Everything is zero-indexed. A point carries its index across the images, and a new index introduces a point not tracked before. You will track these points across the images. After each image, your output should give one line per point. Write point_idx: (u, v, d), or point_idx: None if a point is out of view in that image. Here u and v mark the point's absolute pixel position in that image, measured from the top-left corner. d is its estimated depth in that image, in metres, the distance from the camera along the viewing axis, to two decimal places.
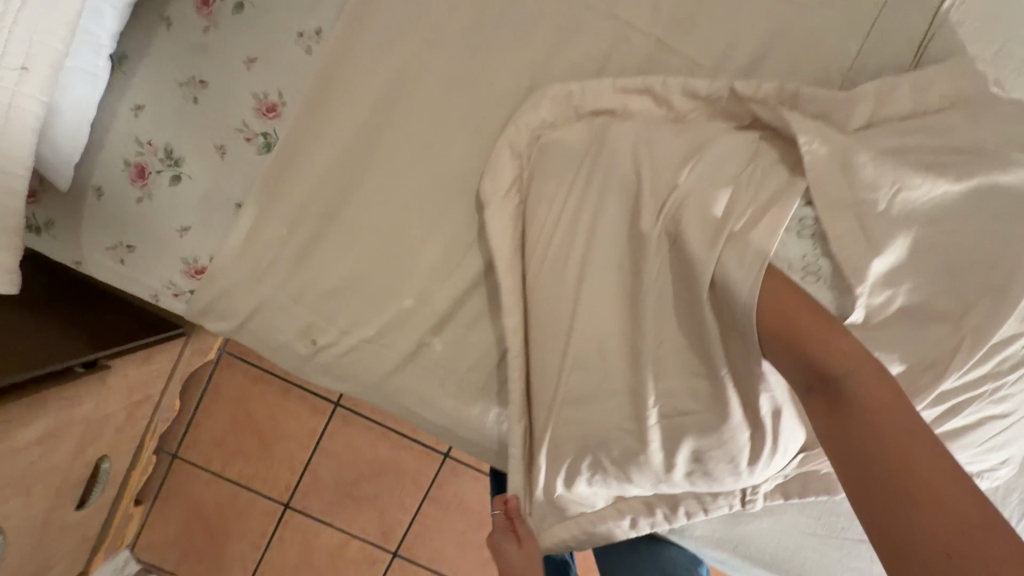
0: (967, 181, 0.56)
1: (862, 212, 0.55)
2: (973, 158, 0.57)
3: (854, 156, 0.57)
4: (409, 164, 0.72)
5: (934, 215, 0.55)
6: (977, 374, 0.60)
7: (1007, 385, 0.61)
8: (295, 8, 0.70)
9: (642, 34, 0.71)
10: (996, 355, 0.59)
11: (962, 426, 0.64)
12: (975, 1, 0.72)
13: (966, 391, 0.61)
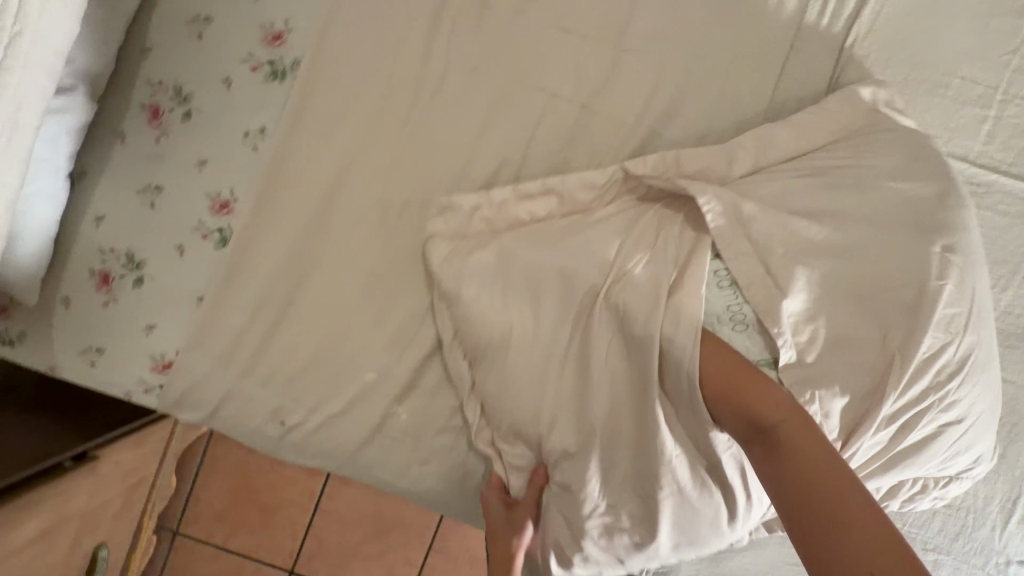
0: (850, 212, 0.60)
1: (759, 255, 0.59)
2: (852, 188, 0.62)
3: (740, 211, 0.61)
4: (360, 242, 0.76)
5: (839, 247, 0.58)
6: (919, 393, 0.59)
7: (950, 394, 0.61)
8: (239, 110, 0.75)
9: (567, 100, 0.75)
10: (927, 371, 0.58)
11: (916, 440, 0.64)
12: (874, 38, 0.76)
13: (908, 410, 0.60)
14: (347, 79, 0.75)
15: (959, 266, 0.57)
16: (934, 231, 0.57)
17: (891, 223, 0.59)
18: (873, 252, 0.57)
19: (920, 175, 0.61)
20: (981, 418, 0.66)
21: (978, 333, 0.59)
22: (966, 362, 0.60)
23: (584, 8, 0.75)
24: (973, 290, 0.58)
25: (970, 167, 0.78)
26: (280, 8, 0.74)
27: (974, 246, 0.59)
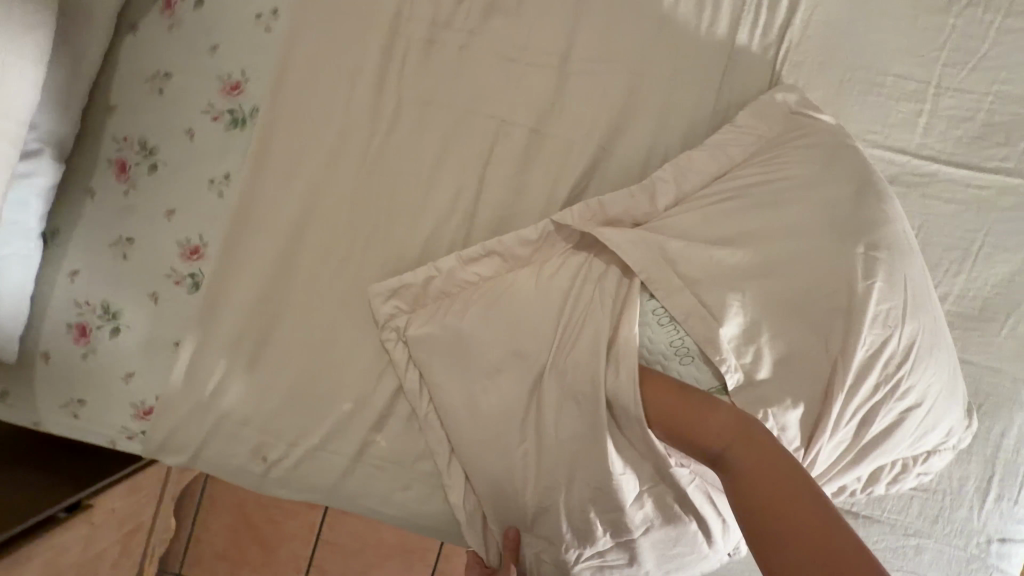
0: (772, 225, 0.65)
1: (698, 281, 0.64)
2: (770, 200, 0.67)
3: (668, 247, 0.65)
4: (329, 277, 0.78)
5: (775, 263, 0.63)
6: (869, 385, 0.62)
7: (902, 380, 0.63)
8: (204, 159, 0.78)
9: (517, 125, 0.78)
10: (875, 363, 0.62)
11: (880, 429, 0.65)
12: (806, 45, 0.80)
13: (864, 402, 0.63)
14: (305, 121, 0.78)
15: (887, 263, 0.63)
16: (860, 234, 0.63)
17: (812, 229, 0.64)
18: (797, 262, 0.63)
19: (841, 180, 0.67)
20: (939, 394, 0.66)
21: (917, 319, 0.63)
22: (913, 348, 0.63)
23: (527, 38, 0.78)
24: (906, 282, 0.64)
25: (911, 160, 0.80)
26: (237, 60, 0.77)
27: (901, 241, 0.65)
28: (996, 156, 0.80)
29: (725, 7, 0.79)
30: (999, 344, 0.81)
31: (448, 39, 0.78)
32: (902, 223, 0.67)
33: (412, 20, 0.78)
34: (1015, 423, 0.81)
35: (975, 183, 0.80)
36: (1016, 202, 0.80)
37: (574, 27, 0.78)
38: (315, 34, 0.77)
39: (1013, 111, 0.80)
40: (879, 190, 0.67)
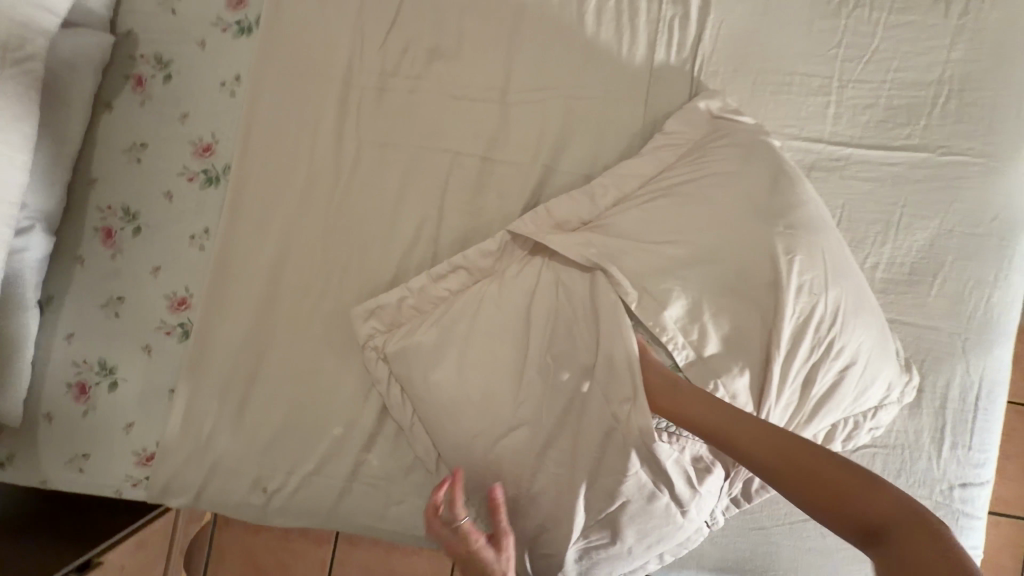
0: (703, 214, 0.72)
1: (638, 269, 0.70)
2: (697, 192, 0.74)
3: (612, 245, 0.72)
4: (309, 312, 0.84)
5: (708, 248, 0.70)
6: (805, 348, 0.70)
7: (834, 341, 0.71)
8: (183, 218, 0.85)
9: (467, 155, 0.86)
10: (806, 329, 0.70)
11: (824, 388, 0.72)
12: (718, 56, 0.89)
13: (803, 364, 0.70)
14: (273, 172, 0.85)
15: (806, 237, 0.71)
16: (778, 215, 0.71)
17: (737, 215, 0.71)
18: (727, 245, 0.70)
19: (757, 168, 0.75)
20: (871, 352, 0.74)
21: (839, 284, 0.71)
22: (838, 310, 0.71)
23: (468, 76, 0.86)
24: (824, 252, 0.72)
25: (826, 148, 0.89)
26: (206, 124, 0.85)
27: (816, 218, 0.73)
28: (903, 135, 0.89)
29: (642, 31, 0.88)
30: (930, 303, 0.88)
31: (396, 85, 0.86)
32: (817, 202, 0.75)
33: (362, 72, 0.86)
34: (956, 374, 0.88)
35: (887, 160, 0.88)
36: (927, 172, 0.88)
37: (509, 62, 0.87)
38: (275, 94, 0.85)
39: (910, 95, 0.89)
40: (793, 174, 0.75)
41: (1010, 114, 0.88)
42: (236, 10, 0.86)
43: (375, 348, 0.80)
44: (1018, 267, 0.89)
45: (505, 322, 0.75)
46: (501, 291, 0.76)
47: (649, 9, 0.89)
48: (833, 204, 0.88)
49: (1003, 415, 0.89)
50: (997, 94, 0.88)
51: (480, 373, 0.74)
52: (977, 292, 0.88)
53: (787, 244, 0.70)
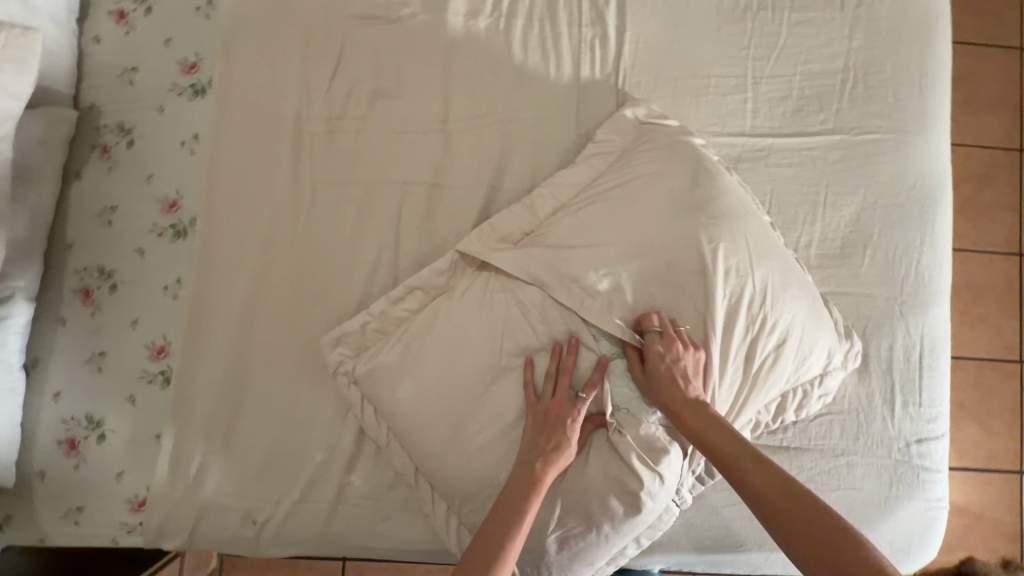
0: (633, 217, 0.80)
1: (577, 274, 0.78)
2: (627, 196, 0.81)
3: (550, 252, 0.80)
4: (282, 346, 0.89)
5: (643, 245, 0.78)
6: (740, 327, 0.78)
7: (766, 318, 0.79)
8: (156, 271, 0.90)
9: (417, 184, 0.92)
10: (738, 310, 0.78)
11: (764, 362, 0.80)
12: (639, 68, 0.96)
13: (739, 341, 0.78)
14: (236, 218, 0.90)
15: (729, 224, 0.80)
16: (702, 206, 0.80)
17: (664, 214, 0.79)
18: (658, 243, 0.78)
19: (678, 167, 0.83)
20: (804, 323, 0.81)
21: (764, 264, 0.80)
22: (765, 288, 0.79)
23: (411, 111, 0.93)
24: (747, 235, 0.80)
25: (750, 140, 0.95)
26: (171, 182, 0.91)
27: (738, 203, 0.82)
28: (817, 121, 0.96)
29: (566, 53, 0.95)
30: (865, 273, 0.94)
31: (345, 127, 0.93)
32: (738, 191, 0.84)
33: (312, 118, 0.93)
34: (898, 336, 0.93)
35: (807, 146, 0.95)
36: (845, 153, 0.95)
37: (447, 95, 0.94)
38: (233, 147, 0.91)
39: (819, 84, 0.96)
40: (712, 168, 0.84)
41: (911, 92, 0.97)
42: (189, 74, 0.93)
43: (346, 373, 0.85)
44: (939, 230, 0.96)
45: (463, 333, 0.80)
46: (456, 305, 0.82)
47: (570, 32, 0.96)
48: (761, 191, 0.94)
49: (948, 370, 0.95)
50: (895, 78, 0.97)
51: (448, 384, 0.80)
52: (906, 258, 0.94)
53: (710, 236, 0.78)
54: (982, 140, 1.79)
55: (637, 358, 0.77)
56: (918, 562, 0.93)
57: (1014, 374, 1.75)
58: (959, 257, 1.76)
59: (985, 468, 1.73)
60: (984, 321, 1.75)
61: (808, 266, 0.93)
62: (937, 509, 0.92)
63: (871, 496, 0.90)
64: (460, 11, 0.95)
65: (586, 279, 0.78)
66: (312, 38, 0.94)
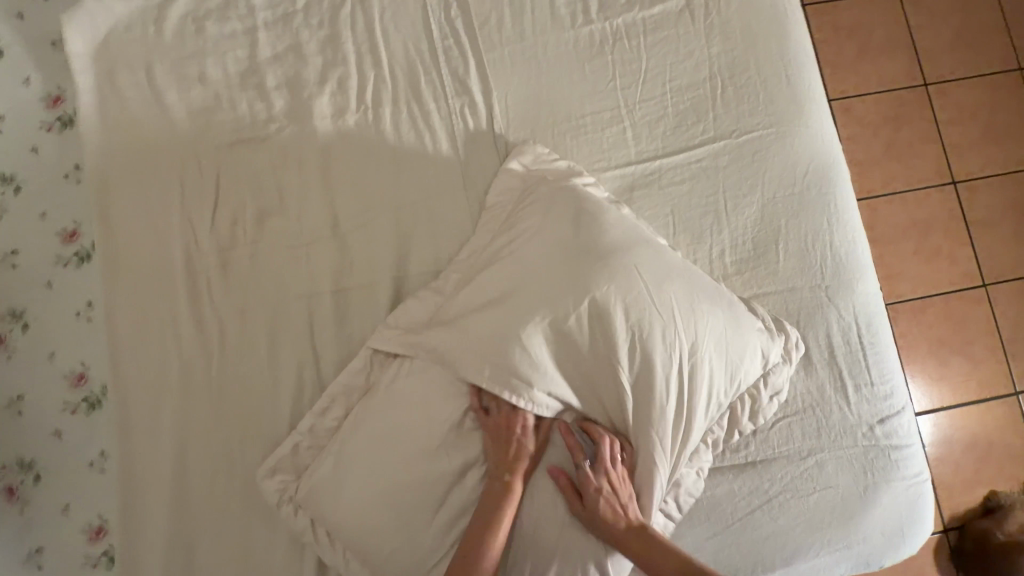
0: (526, 276, 0.80)
1: (482, 345, 0.78)
2: (514, 254, 0.83)
3: (450, 326, 0.80)
4: (222, 494, 0.85)
5: (545, 303, 0.78)
6: (652, 364, 0.79)
7: (683, 343, 0.80)
8: (78, 449, 0.87)
9: (321, 293, 0.90)
10: (651, 342, 0.79)
11: (691, 383, 0.81)
12: (514, 126, 0.97)
13: (663, 370, 0.79)
14: (147, 375, 0.87)
15: (623, 265, 0.81)
16: (594, 252, 0.81)
17: (559, 265, 0.80)
18: (557, 296, 0.78)
19: (561, 215, 0.84)
20: (725, 341, 0.83)
21: (670, 295, 0.81)
22: (674, 318, 0.80)
23: (300, 223, 0.92)
24: (643, 270, 0.81)
25: (638, 167, 0.95)
26: (74, 355, 0.89)
27: (634, 239, 0.84)
28: (698, 132, 0.97)
29: (440, 128, 0.96)
30: (782, 268, 0.93)
31: (237, 256, 0.91)
32: (628, 224, 0.86)
33: (202, 254, 0.91)
34: (832, 321, 0.93)
35: (693, 159, 0.96)
36: (733, 156, 0.96)
37: (332, 197, 0.93)
38: (128, 304, 0.89)
39: (690, 96, 0.98)
40: (598, 210, 0.85)
41: (780, 82, 0.99)
42: (71, 243, 0.92)
43: (289, 503, 0.81)
44: (843, 207, 0.97)
45: (391, 432, 0.79)
46: (379, 408, 0.80)
47: (439, 107, 0.97)
48: (662, 214, 0.94)
49: (890, 342, 0.95)
50: (761, 72, 0.99)
51: (399, 488, 0.78)
52: (819, 243, 0.94)
53: (608, 277, 0.80)
54: (886, 84, 1.82)
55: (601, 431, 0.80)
56: (916, 543, 0.91)
57: (981, 298, 1.75)
58: (896, 199, 1.77)
59: (982, 398, 1.71)
60: (937, 255, 1.76)
61: (726, 274, 0.93)
62: (920, 484, 0.91)
63: (850, 489, 0.88)
64: (326, 113, 0.95)
65: (491, 360, 0.77)
66: (184, 175, 0.92)
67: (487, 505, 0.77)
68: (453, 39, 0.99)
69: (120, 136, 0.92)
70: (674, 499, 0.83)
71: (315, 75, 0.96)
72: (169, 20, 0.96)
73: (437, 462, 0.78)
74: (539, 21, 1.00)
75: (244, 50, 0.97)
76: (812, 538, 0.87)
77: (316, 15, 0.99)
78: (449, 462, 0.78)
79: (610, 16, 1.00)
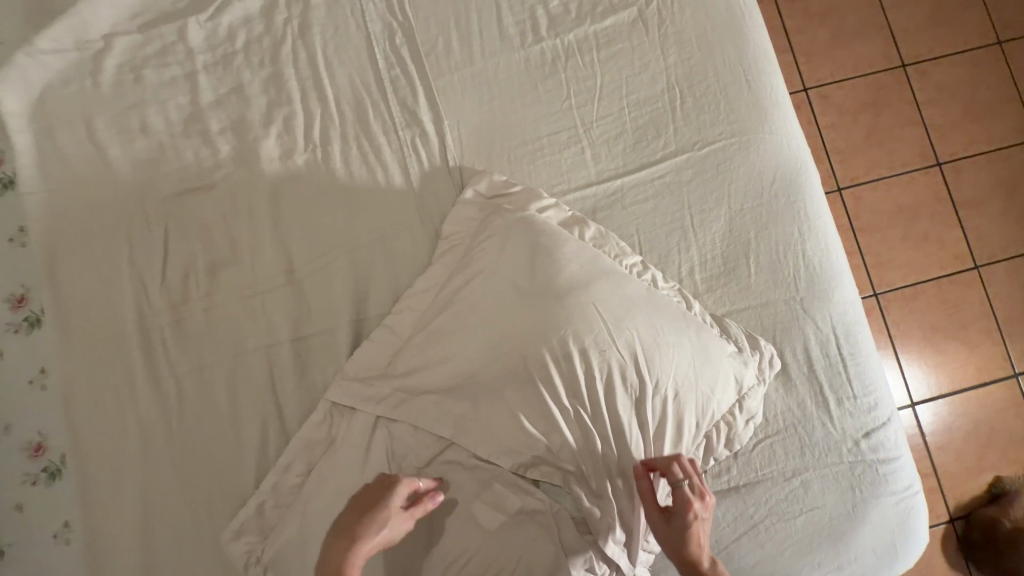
0: (484, 320, 0.78)
1: (444, 391, 0.78)
2: (472, 295, 0.81)
3: (411, 374, 0.80)
4: (190, 561, 0.81)
5: (504, 347, 0.77)
6: (613, 407, 0.77)
7: (649, 377, 0.78)
8: (42, 520, 0.85)
9: (279, 342, 0.87)
10: (615, 379, 0.77)
11: (660, 415, 0.79)
12: (468, 154, 0.94)
13: (628, 406, 0.78)
14: (104, 440, 0.84)
15: (579, 303, 0.78)
16: (547, 294, 0.79)
17: (517, 306, 0.78)
18: (517, 340, 0.77)
19: (518, 252, 0.82)
20: (691, 376, 0.81)
21: (633, 328, 0.79)
22: (633, 357, 0.78)
23: (253, 271, 0.89)
24: (599, 306, 0.79)
25: (598, 187, 0.92)
26: (31, 425, 0.87)
27: (591, 271, 0.82)
28: (658, 147, 0.94)
29: (391, 162, 0.93)
30: (754, 283, 0.90)
31: (190, 310, 0.88)
32: (587, 256, 0.83)
33: (154, 311, 0.88)
34: (810, 335, 0.89)
35: (656, 175, 0.93)
36: (696, 169, 0.93)
37: (285, 242, 0.90)
38: (80, 367, 0.86)
39: (648, 110, 0.95)
40: (553, 246, 0.82)
41: (740, 90, 0.96)
42: (20, 309, 0.90)
43: (258, 564, 0.78)
44: (814, 214, 0.94)
45: (358, 487, 0.77)
46: (344, 462, 0.78)
47: (390, 140, 0.94)
48: (627, 234, 0.90)
49: (870, 351, 0.92)
50: (720, 81, 0.96)
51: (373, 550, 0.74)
52: (792, 254, 0.91)
53: (568, 315, 0.77)
54: (863, 68, 1.78)
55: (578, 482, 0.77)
56: (911, 559, 0.88)
57: (974, 281, 1.70)
58: (881, 185, 1.73)
59: (980, 381, 1.66)
60: (926, 240, 1.71)
61: (697, 292, 0.90)
62: (910, 497, 0.88)
63: (838, 509, 0.85)
64: (273, 154, 0.92)
65: (452, 405, 0.78)
66: (130, 230, 0.89)
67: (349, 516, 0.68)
68: (400, 68, 0.96)
69: (60, 194, 0.89)
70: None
71: (260, 117, 0.93)
72: (105, 70, 0.93)
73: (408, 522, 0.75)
74: (487, 43, 0.97)
75: (185, 96, 0.94)
76: (801, 561, 0.84)
77: (256, 54, 0.96)
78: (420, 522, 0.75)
79: (560, 32, 0.97)
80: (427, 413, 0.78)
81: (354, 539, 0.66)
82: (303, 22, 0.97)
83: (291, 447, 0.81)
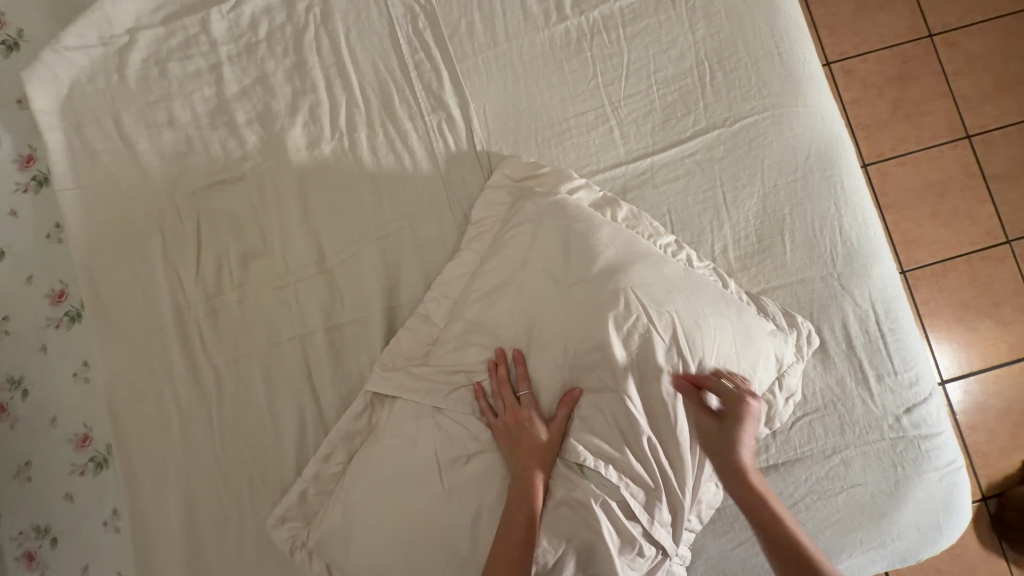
0: (520, 304, 0.79)
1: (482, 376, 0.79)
2: (507, 280, 0.81)
3: (448, 360, 0.80)
4: (235, 544, 0.83)
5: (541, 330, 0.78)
6: (657, 387, 0.76)
7: (688, 356, 0.77)
8: (92, 509, 0.87)
9: (313, 332, 0.88)
10: (656, 359, 0.76)
11: (702, 395, 0.77)
12: (494, 139, 0.93)
13: (670, 386, 0.76)
14: (148, 430, 0.86)
15: (615, 289, 0.77)
16: (585, 279, 0.78)
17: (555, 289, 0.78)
18: (556, 324, 0.77)
19: (550, 236, 0.81)
20: (732, 354, 0.79)
21: (671, 308, 0.78)
22: (673, 336, 0.77)
23: (284, 261, 0.89)
24: (636, 288, 0.78)
25: (628, 167, 0.91)
26: (77, 418, 0.89)
27: (627, 253, 0.81)
28: (689, 125, 0.92)
29: (418, 147, 0.92)
30: (790, 260, 0.88)
31: (226, 301, 0.89)
32: (622, 237, 0.82)
33: (190, 302, 0.88)
34: (848, 311, 0.88)
35: (687, 153, 0.91)
36: (728, 146, 0.91)
37: (315, 231, 0.90)
38: (121, 360, 0.87)
39: (677, 87, 0.93)
40: (588, 230, 0.81)
41: (773, 62, 0.94)
42: (59, 304, 0.91)
43: (302, 549, 0.79)
44: (850, 189, 0.92)
45: (398, 474, 0.76)
46: (384, 449, 0.77)
47: (415, 125, 0.93)
48: (658, 214, 0.89)
49: (910, 327, 0.90)
50: (750, 54, 0.94)
51: (415, 536, 0.74)
52: (827, 229, 0.89)
53: (605, 295, 0.77)
54: (889, 40, 1.73)
55: (618, 467, 0.74)
56: (953, 535, 0.87)
57: (1005, 257, 1.66)
58: (908, 160, 1.69)
59: (1014, 358, 1.62)
60: (956, 216, 1.67)
61: (732, 271, 0.88)
62: (954, 473, 0.86)
63: (881, 486, 0.84)
64: (300, 144, 0.91)
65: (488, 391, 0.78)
66: (163, 223, 0.90)
67: (512, 497, 0.72)
68: (423, 52, 0.95)
69: (94, 189, 0.90)
70: (697, 515, 0.79)
71: (285, 106, 0.93)
72: (130, 65, 0.93)
73: (451, 507, 0.74)
74: (510, 24, 0.96)
75: (211, 88, 0.94)
76: (844, 538, 0.83)
77: (279, 43, 0.95)
78: (462, 507, 0.74)
79: (585, 10, 0.96)
80: (467, 403, 0.78)
81: (520, 512, 0.71)
82: (326, 9, 0.96)
83: (330, 434, 0.82)
